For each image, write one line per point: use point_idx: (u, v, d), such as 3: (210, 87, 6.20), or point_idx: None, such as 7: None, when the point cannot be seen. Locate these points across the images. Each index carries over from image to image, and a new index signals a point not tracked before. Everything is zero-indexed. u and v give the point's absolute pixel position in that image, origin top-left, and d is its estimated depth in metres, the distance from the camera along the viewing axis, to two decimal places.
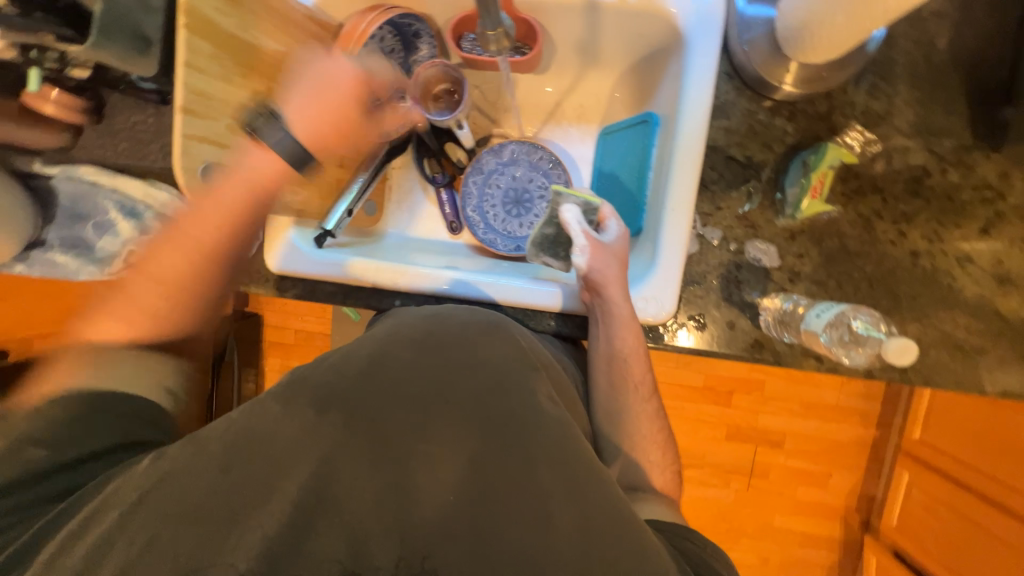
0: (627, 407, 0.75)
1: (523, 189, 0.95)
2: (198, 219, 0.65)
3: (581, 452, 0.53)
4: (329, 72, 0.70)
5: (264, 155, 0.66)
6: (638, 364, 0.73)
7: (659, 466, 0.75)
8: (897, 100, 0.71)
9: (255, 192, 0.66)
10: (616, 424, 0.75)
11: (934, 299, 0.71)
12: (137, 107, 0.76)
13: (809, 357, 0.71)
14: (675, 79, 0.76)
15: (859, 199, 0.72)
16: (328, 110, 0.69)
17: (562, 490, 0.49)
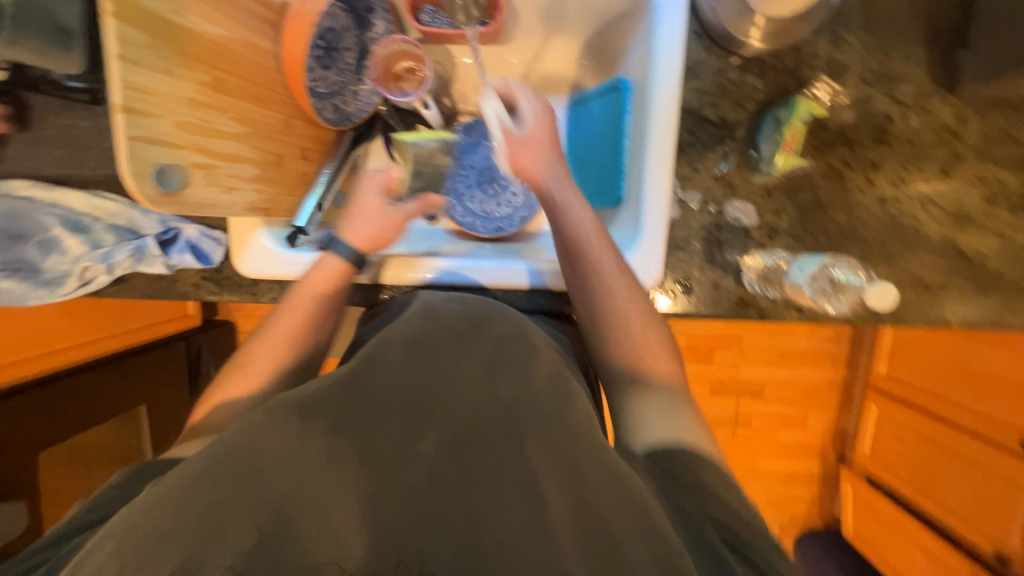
0: (605, 294, 0.62)
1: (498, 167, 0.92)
2: (289, 317, 0.65)
3: (575, 420, 0.48)
4: (370, 181, 0.75)
5: (328, 260, 0.70)
6: (596, 242, 0.64)
7: (665, 365, 0.61)
8: (860, 49, 0.72)
9: (329, 294, 0.68)
10: (595, 317, 0.63)
11: (901, 241, 0.74)
12: (69, 109, 0.74)
13: (791, 309, 0.73)
14: (643, 41, 0.74)
15: (829, 150, 0.73)
16: (375, 218, 0.73)
17: (556, 462, 0.45)
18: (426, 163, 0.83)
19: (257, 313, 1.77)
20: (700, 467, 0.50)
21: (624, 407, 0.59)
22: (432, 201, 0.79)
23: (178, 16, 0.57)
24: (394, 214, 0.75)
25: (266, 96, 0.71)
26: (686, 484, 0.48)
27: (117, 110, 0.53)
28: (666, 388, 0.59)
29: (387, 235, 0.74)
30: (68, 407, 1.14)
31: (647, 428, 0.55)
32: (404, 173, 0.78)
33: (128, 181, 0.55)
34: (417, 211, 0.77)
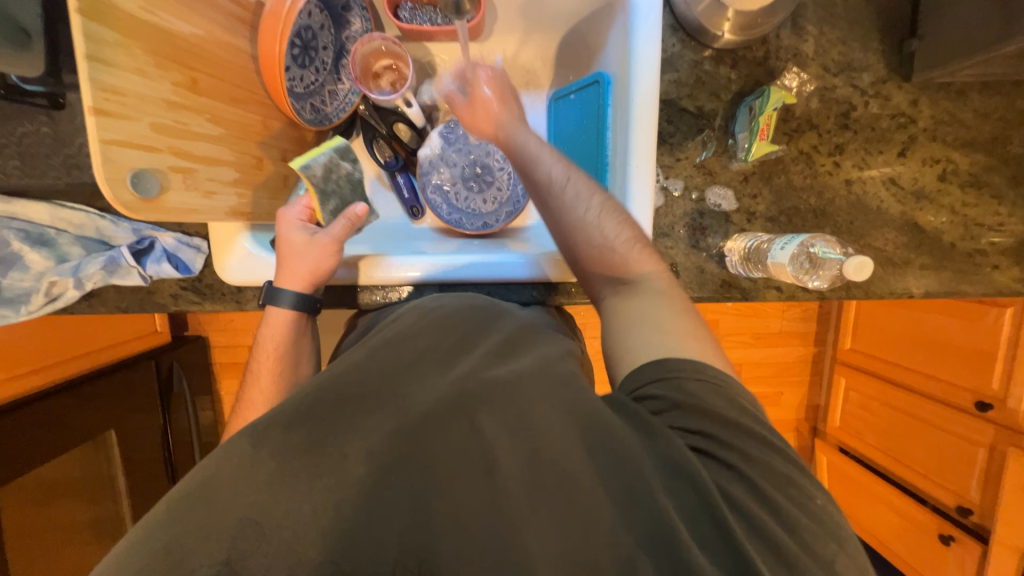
0: (574, 210, 0.66)
1: (483, 163, 0.92)
2: (257, 378, 0.71)
3: (523, 388, 0.50)
4: (287, 217, 0.72)
5: (276, 313, 0.72)
6: (548, 161, 0.69)
7: (642, 256, 0.65)
8: (822, 40, 0.77)
9: (288, 339, 0.73)
10: (569, 232, 0.66)
11: (867, 220, 0.79)
12: (25, 117, 0.68)
13: (771, 288, 0.78)
14: (620, 36, 0.76)
15: (799, 136, 0.78)
16: (302, 255, 0.70)
17: (507, 428, 0.47)
18: (335, 176, 0.75)
19: (230, 325, 1.71)
20: (681, 382, 0.51)
21: (613, 308, 0.63)
22: (354, 216, 0.72)
23: (149, 13, 0.54)
24: (319, 241, 0.70)
25: (243, 97, 0.69)
26: (667, 410, 0.50)
27: (88, 111, 0.50)
28: (647, 277, 0.63)
29: (323, 267, 0.72)
30: (33, 437, 1.05)
31: (633, 351, 0.57)
32: (319, 197, 0.72)
33: (104, 187, 0.52)
34: (344, 231, 0.72)
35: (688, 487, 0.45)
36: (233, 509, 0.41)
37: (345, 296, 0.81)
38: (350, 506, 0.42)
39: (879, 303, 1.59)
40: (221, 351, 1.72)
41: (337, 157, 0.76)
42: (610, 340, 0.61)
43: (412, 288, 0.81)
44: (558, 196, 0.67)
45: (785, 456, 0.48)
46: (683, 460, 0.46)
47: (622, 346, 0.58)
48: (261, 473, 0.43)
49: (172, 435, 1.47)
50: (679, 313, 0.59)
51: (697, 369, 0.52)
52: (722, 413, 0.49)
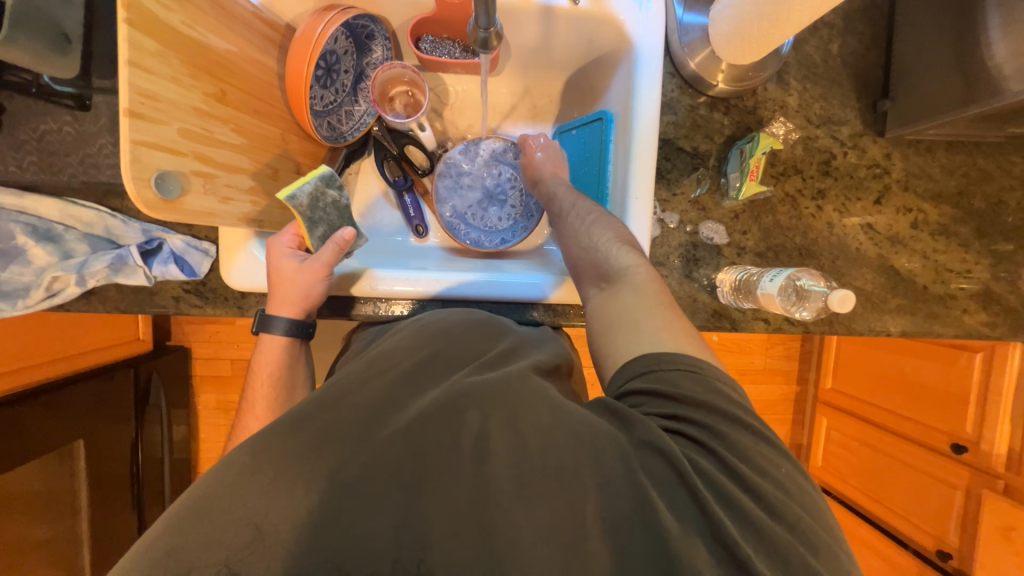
0: (570, 229, 0.71)
1: (495, 183, 0.95)
2: (253, 405, 0.71)
3: (512, 388, 0.51)
4: (276, 247, 0.71)
5: (271, 341, 0.72)
6: (560, 189, 0.78)
7: (625, 254, 0.64)
8: (805, 95, 0.84)
9: (281, 364, 0.73)
10: (567, 243, 0.71)
11: (849, 261, 0.85)
12: (49, 115, 0.70)
13: (759, 320, 0.82)
14: (623, 81, 0.82)
15: (785, 179, 0.84)
16: (294, 284, 0.70)
17: (500, 421, 0.48)
18: (322, 205, 0.71)
19: (215, 336, 1.67)
20: (657, 371, 0.51)
21: (596, 308, 0.62)
22: (343, 240, 0.71)
23: (187, 28, 0.58)
24: (310, 269, 0.70)
25: (264, 111, 0.72)
26: (645, 400, 0.50)
27: (124, 113, 0.52)
28: (630, 273, 0.62)
29: (314, 293, 0.72)
30: None
31: (613, 352, 0.56)
32: (306, 226, 0.70)
33: (128, 185, 0.53)
34: (333, 256, 0.70)
35: (663, 467, 0.45)
36: (242, 517, 0.41)
37: (347, 308, 0.82)
38: (350, 509, 0.43)
39: (858, 345, 1.65)
40: (202, 364, 1.68)
41: (324, 184, 0.71)
42: (594, 342, 0.60)
43: (414, 303, 0.82)
44: (562, 224, 0.74)
45: (759, 435, 0.48)
46: (656, 442, 0.46)
47: (606, 345, 0.58)
48: (267, 482, 0.43)
49: (142, 450, 1.40)
50: (664, 309, 0.57)
51: (673, 361, 0.51)
52: (698, 397, 0.48)
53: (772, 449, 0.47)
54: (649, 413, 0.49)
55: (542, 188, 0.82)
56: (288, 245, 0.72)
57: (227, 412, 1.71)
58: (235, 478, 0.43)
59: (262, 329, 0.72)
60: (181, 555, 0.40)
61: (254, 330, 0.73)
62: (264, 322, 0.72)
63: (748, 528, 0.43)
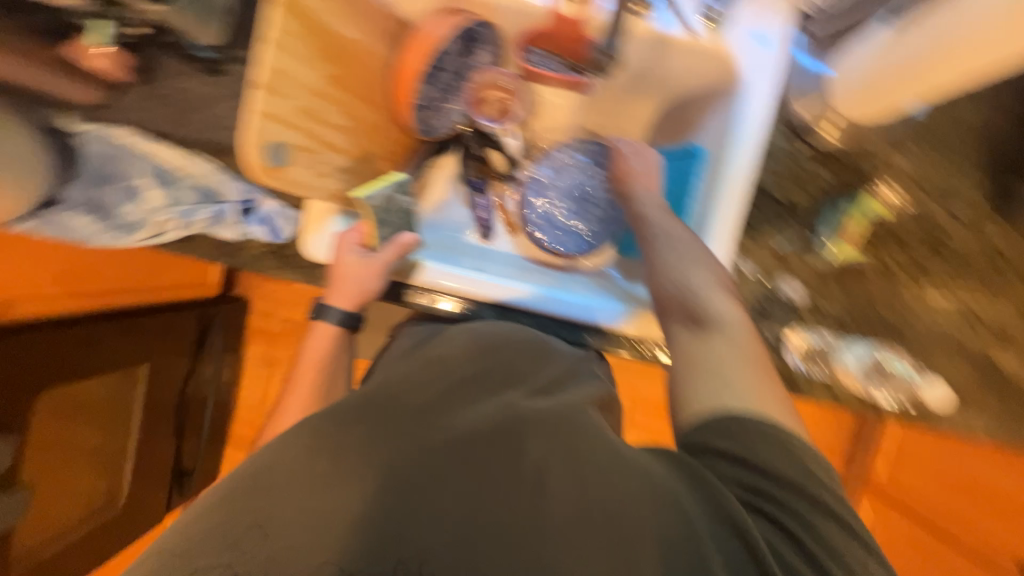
0: (664, 252, 0.61)
1: (583, 185, 0.94)
2: (295, 387, 0.73)
3: (566, 422, 0.52)
4: (343, 241, 0.74)
5: (321, 328, 0.75)
6: (654, 207, 0.68)
7: (724, 302, 0.56)
8: (926, 163, 0.77)
9: (328, 352, 0.74)
10: (656, 270, 0.61)
11: (942, 349, 0.77)
12: (189, 75, 0.77)
13: (825, 391, 0.75)
14: (723, 117, 0.80)
15: (884, 248, 0.77)
16: (353, 278, 0.73)
17: (559, 454, 0.49)
18: (393, 208, 0.76)
19: (273, 295, 1.78)
20: (743, 435, 0.48)
21: (681, 354, 0.54)
22: (405, 243, 0.74)
23: (327, 16, 0.63)
24: (370, 265, 0.73)
25: (371, 97, 0.76)
26: (722, 463, 0.48)
27: (262, 87, 0.58)
28: (728, 325, 0.54)
29: (370, 289, 0.74)
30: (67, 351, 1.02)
31: (696, 405, 0.51)
32: (375, 226, 0.73)
33: (243, 148, 0.59)
34: (394, 257, 0.74)
35: (733, 540, 0.44)
36: (302, 490, 0.44)
37: (401, 296, 0.82)
38: (394, 500, 0.45)
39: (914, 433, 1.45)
40: (257, 318, 1.79)
41: (397, 191, 0.76)
42: (674, 390, 0.54)
43: (469, 303, 0.83)
44: (652, 243, 0.63)
45: (845, 523, 0.45)
46: (733, 512, 0.44)
47: (691, 396, 0.52)
48: (329, 466, 0.46)
49: (190, 384, 1.47)
50: (758, 370, 0.52)
51: (767, 431, 0.48)
52: (787, 474, 0.46)
53: (857, 546, 0.45)
54: (725, 478, 0.47)
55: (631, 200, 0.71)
56: (351, 240, 0.74)
57: (269, 365, 1.81)
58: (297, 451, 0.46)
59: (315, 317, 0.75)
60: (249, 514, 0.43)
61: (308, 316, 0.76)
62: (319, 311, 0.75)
63: None
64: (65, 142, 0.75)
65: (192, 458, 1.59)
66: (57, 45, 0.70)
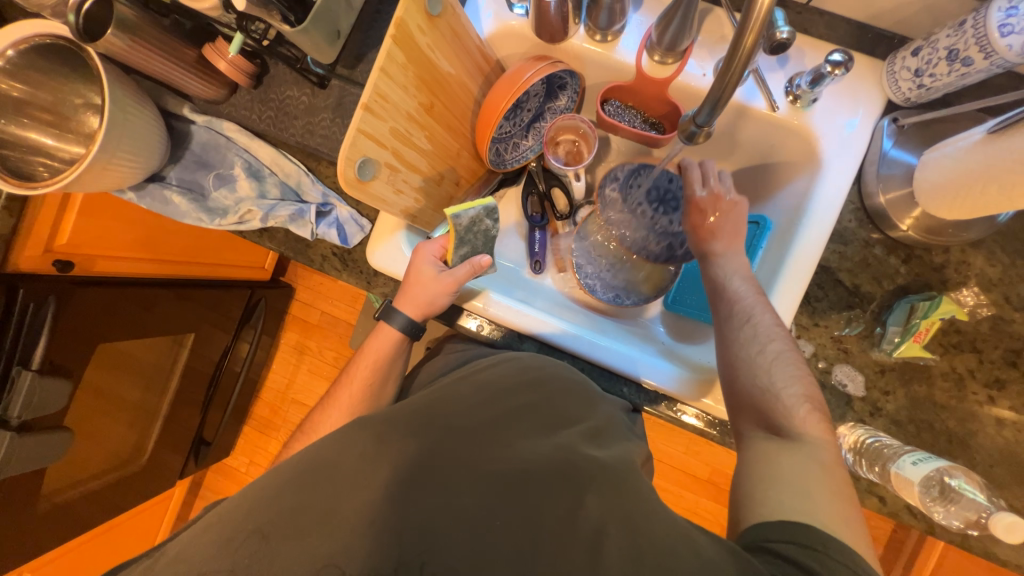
0: (750, 347, 0.63)
1: (666, 188, 0.91)
2: (351, 380, 0.76)
3: (635, 483, 0.54)
4: (424, 251, 0.76)
5: (387, 331, 0.77)
6: (742, 287, 0.68)
7: (809, 415, 0.58)
8: (1011, 271, 0.73)
9: (385, 356, 0.77)
10: (739, 365, 0.63)
11: (1012, 473, 0.71)
12: (296, 84, 0.84)
13: (873, 496, 0.72)
14: (798, 194, 0.79)
15: (956, 353, 0.73)
16: (426, 288, 0.75)
17: (617, 518, 0.49)
18: (475, 230, 0.76)
19: (317, 287, 1.86)
20: (817, 550, 0.47)
21: (753, 454, 0.57)
22: (479, 265, 0.75)
23: (429, 49, 0.67)
24: (443, 281, 0.74)
25: (454, 127, 0.81)
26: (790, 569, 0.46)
27: (360, 106, 0.62)
28: (812, 444, 0.55)
29: (439, 303, 0.76)
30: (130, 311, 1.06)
31: (766, 506, 0.52)
32: (455, 242, 0.75)
33: (340, 163, 0.62)
34: (466, 276, 0.75)
35: None
36: (345, 493, 0.46)
37: (452, 317, 0.85)
38: (426, 522, 0.47)
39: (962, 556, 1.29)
40: (298, 306, 1.87)
41: (485, 214, 0.76)
42: (744, 487, 0.56)
43: (511, 333, 0.84)
44: (737, 330, 0.65)
45: None
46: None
47: (765, 500, 0.53)
48: (374, 479, 0.47)
49: (228, 359, 1.49)
50: (842, 494, 0.52)
51: (844, 554, 0.47)
52: None
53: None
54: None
55: (716, 268, 0.71)
56: (431, 253, 0.76)
57: (300, 353, 1.88)
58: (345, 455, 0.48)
59: (382, 317, 0.77)
60: (294, 506, 0.45)
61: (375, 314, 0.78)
62: (386, 312, 0.77)
63: None
64: (178, 127, 0.85)
65: (214, 429, 1.61)
66: (192, 46, 0.78)
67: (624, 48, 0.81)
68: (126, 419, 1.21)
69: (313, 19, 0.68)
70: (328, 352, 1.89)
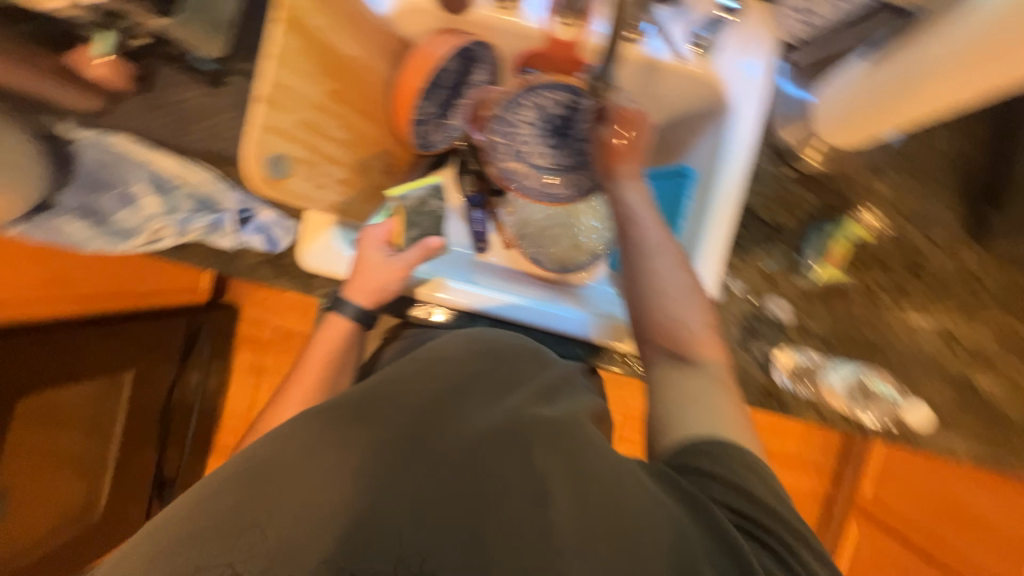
0: (660, 279, 0.63)
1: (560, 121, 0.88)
2: (303, 375, 0.71)
3: (583, 431, 0.54)
4: (370, 236, 0.74)
5: (337, 322, 0.74)
6: (647, 215, 0.67)
7: (709, 342, 0.61)
8: (902, 189, 0.80)
9: (334, 348, 0.73)
10: (649, 296, 0.63)
11: (921, 368, 0.79)
12: (190, 86, 0.78)
13: (811, 409, 0.78)
14: (713, 141, 0.82)
15: (865, 270, 0.80)
16: (375, 275, 0.73)
17: (563, 467, 0.49)
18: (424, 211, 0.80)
19: (264, 301, 1.75)
20: (725, 456, 0.51)
21: (660, 382, 0.59)
22: (429, 247, 0.75)
23: (326, 32, 0.64)
24: (394, 266, 0.73)
25: (369, 113, 0.78)
26: (707, 483, 0.50)
27: (261, 99, 0.59)
28: (709, 368, 0.59)
29: (389, 288, 0.74)
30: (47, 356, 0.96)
31: (677, 427, 0.56)
32: (403, 223, 0.76)
33: (248, 160, 0.59)
34: (417, 259, 0.75)
35: (725, 560, 0.46)
36: (299, 496, 0.45)
37: (404, 308, 0.84)
38: (384, 507, 0.46)
39: (902, 452, 1.43)
40: (246, 324, 1.76)
41: (431, 194, 0.80)
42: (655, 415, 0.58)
43: (463, 315, 0.84)
44: (648, 261, 0.64)
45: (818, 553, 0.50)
46: (722, 531, 0.47)
47: (675, 424, 0.56)
48: (326, 474, 0.46)
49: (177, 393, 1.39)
50: (738, 403, 0.57)
51: (743, 456, 0.52)
52: (763, 497, 0.50)
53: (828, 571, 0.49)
54: (716, 500, 0.49)
55: (620, 192, 0.70)
56: (377, 240, 0.74)
57: (257, 374, 1.78)
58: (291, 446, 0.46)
59: (334, 309, 0.74)
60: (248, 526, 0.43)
61: (328, 307, 0.75)
62: (338, 303, 0.74)
63: None
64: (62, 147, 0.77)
65: (174, 467, 1.51)
66: (53, 57, 0.72)
67: (529, 14, 0.82)
68: (66, 472, 1.12)
69: None
70: (286, 368, 1.81)
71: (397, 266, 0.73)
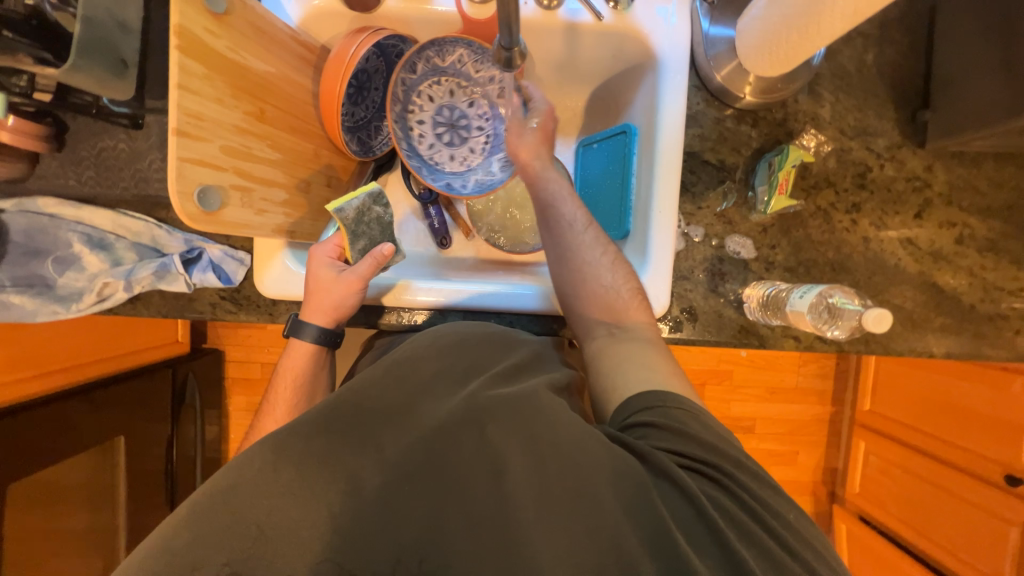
0: (586, 258, 0.69)
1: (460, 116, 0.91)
2: (272, 406, 0.72)
3: (536, 401, 0.53)
4: (318, 255, 0.73)
5: (298, 347, 0.73)
6: (568, 203, 0.73)
7: (638, 307, 0.67)
8: (839, 106, 0.81)
9: (298, 374, 0.73)
10: (579, 275, 0.68)
11: (886, 277, 0.81)
12: (107, 133, 0.75)
13: (789, 338, 0.80)
14: (649, 94, 0.82)
15: (816, 193, 0.81)
16: (328, 292, 0.72)
17: (517, 438, 0.49)
18: (367, 220, 0.74)
19: (246, 340, 1.72)
20: (661, 405, 0.55)
21: (599, 351, 0.65)
22: (381, 255, 0.72)
23: (232, 52, 0.62)
24: (347, 280, 0.71)
25: (298, 127, 0.76)
26: (648, 432, 0.53)
27: (171, 132, 0.56)
28: (640, 330, 0.65)
29: (347, 303, 0.72)
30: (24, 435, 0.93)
31: (618, 388, 0.61)
32: (349, 237, 0.72)
33: (175, 200, 0.57)
34: (370, 270, 0.71)
35: (680, 500, 0.48)
36: (281, 518, 0.44)
37: (375, 317, 0.83)
38: (370, 513, 0.45)
39: (892, 361, 1.48)
40: (232, 366, 1.72)
41: (371, 201, 0.74)
42: (599, 382, 0.63)
43: (433, 314, 0.83)
44: (574, 244, 0.70)
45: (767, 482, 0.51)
46: (668, 473, 0.49)
47: (620, 382, 0.61)
48: (306, 491, 0.45)
49: (177, 448, 1.35)
50: (671, 359, 0.63)
51: (677, 401, 0.55)
52: (705, 437, 0.52)
53: (774, 492, 0.51)
54: (659, 446, 0.51)
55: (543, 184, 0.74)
56: (325, 257, 0.73)
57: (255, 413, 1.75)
58: (266, 472, 0.45)
59: (292, 333, 0.73)
60: (237, 563, 0.42)
61: (285, 332, 0.73)
62: (295, 326, 0.72)
63: (754, 546, 0.46)
64: None
65: None
66: None
67: None
68: (70, 548, 1.09)
69: (85, 52, 0.60)
70: None
71: (347, 280, 0.71)
